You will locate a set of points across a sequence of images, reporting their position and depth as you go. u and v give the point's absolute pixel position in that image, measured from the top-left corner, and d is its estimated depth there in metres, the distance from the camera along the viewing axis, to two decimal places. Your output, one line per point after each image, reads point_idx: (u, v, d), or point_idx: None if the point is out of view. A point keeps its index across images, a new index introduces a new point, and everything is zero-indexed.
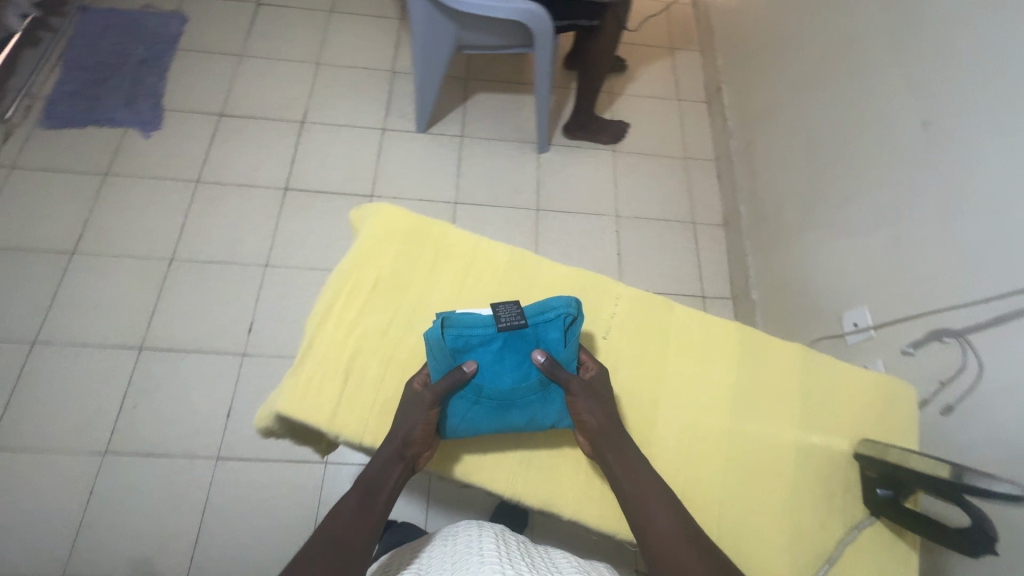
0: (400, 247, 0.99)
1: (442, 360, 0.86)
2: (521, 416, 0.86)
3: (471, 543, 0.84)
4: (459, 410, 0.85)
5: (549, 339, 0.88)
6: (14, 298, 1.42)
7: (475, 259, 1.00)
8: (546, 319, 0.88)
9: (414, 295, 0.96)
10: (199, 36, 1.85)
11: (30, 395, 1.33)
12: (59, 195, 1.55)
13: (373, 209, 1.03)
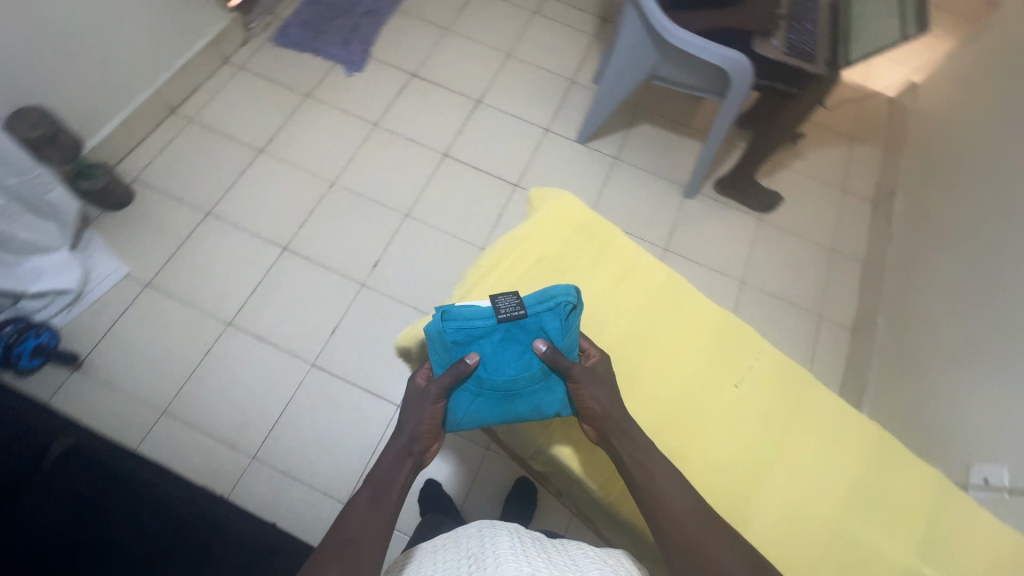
0: (570, 235, 1.05)
1: (446, 354, 0.89)
2: (526, 406, 0.90)
3: (486, 543, 0.80)
4: (462, 403, 0.90)
5: (549, 329, 0.89)
6: (206, 171, 1.65)
7: (633, 269, 1.05)
8: (547, 308, 0.89)
9: (569, 281, 1.02)
10: (418, 3, 2.05)
11: (191, 255, 1.53)
12: (267, 101, 1.79)
13: (554, 193, 1.11)
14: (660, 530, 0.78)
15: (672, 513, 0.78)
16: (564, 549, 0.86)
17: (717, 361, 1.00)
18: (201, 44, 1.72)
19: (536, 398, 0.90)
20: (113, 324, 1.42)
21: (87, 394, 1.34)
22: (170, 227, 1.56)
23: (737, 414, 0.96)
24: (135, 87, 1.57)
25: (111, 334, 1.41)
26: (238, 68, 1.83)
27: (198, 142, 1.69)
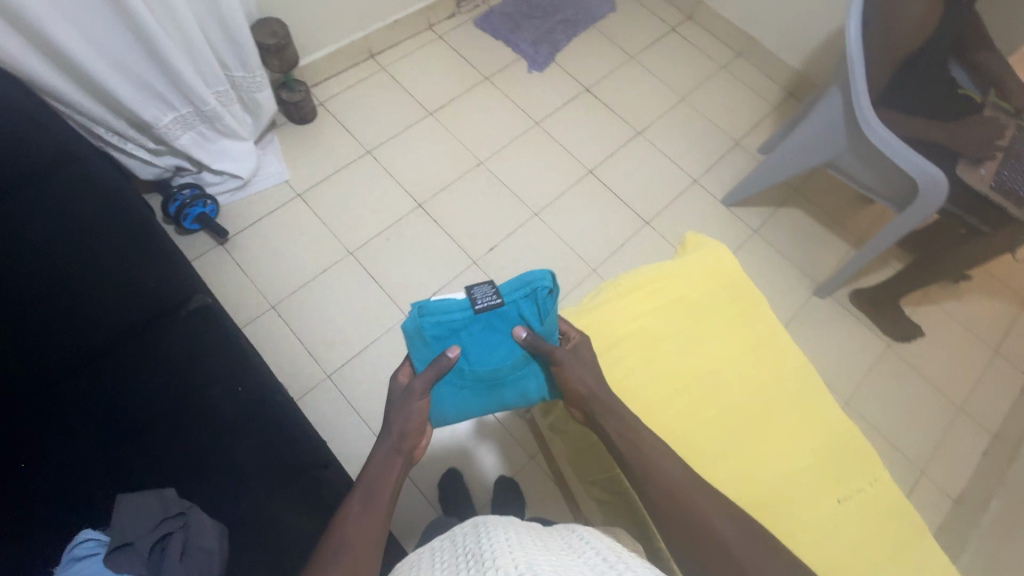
0: (717, 287, 1.05)
1: (427, 349, 0.90)
2: (507, 389, 0.99)
3: (483, 540, 0.74)
4: (447, 392, 0.96)
5: (528, 314, 0.91)
6: (379, 116, 1.80)
7: (769, 342, 1.02)
8: (523, 294, 0.90)
9: (702, 329, 1.00)
10: (613, 27, 2.11)
11: (341, 182, 1.68)
12: (451, 72, 1.92)
13: (710, 244, 1.11)
14: (659, 511, 0.77)
15: (669, 490, 0.78)
16: (560, 537, 0.81)
17: (829, 468, 0.93)
18: (416, 7, 1.89)
19: (517, 381, 0.99)
20: (261, 218, 1.59)
21: (221, 270, 1.51)
22: (334, 153, 1.72)
23: (836, 530, 0.88)
24: (351, 26, 1.76)
25: (256, 226, 1.58)
26: (437, 37, 1.98)
27: (382, 89, 1.85)
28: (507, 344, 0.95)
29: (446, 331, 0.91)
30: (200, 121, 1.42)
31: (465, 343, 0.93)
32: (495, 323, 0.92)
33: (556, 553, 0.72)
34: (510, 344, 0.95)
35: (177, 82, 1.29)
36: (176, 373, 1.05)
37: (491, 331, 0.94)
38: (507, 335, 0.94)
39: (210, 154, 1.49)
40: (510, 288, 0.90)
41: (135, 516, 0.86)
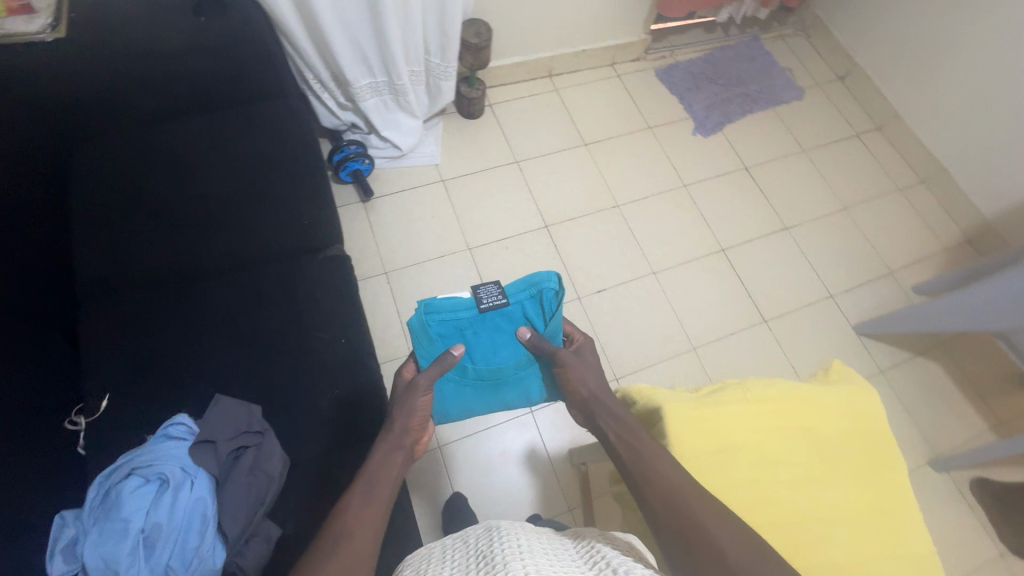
0: (853, 433, 0.88)
1: (434, 346, 1.06)
2: (510, 390, 1.12)
3: (495, 541, 0.73)
4: (450, 389, 1.09)
5: (529, 314, 1.11)
6: (538, 131, 1.85)
7: (899, 525, 0.82)
8: (527, 296, 1.11)
9: (823, 476, 0.83)
10: (794, 115, 2.03)
11: (483, 181, 1.74)
12: (617, 111, 1.93)
13: (858, 382, 0.94)
14: None
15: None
16: (568, 543, 0.78)
17: None
18: (607, 42, 1.94)
19: (518, 383, 1.12)
20: (403, 191, 1.69)
21: (355, 226, 1.62)
22: (486, 153, 1.79)
23: None
24: (542, 43, 1.84)
25: (397, 196, 1.68)
26: (615, 75, 2.01)
27: (548, 108, 1.90)
28: (508, 345, 1.11)
29: (453, 328, 1.09)
30: (388, 91, 1.54)
31: (470, 337, 1.10)
32: (499, 323, 1.10)
33: (564, 561, 0.71)
34: (511, 345, 1.11)
35: (383, 51, 1.41)
36: (294, 308, 1.10)
37: (495, 332, 1.11)
38: (509, 336, 1.11)
39: (384, 121, 1.60)
40: (514, 290, 1.10)
41: (221, 420, 0.93)
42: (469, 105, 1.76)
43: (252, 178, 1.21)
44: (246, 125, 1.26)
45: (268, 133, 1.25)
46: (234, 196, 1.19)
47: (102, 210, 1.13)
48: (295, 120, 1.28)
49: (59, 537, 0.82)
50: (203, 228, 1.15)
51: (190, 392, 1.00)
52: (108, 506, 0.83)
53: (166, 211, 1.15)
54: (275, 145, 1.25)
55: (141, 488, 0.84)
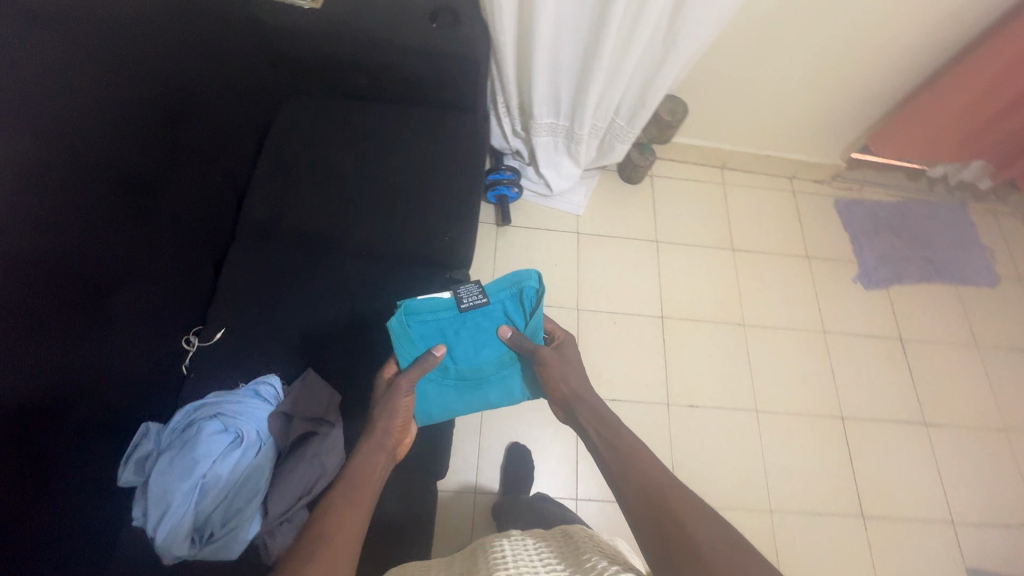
0: None
1: (413, 347, 1.03)
2: (491, 388, 1.11)
3: (486, 556, 0.81)
4: (432, 387, 1.07)
5: (509, 312, 1.08)
6: (689, 219, 1.77)
7: None
8: (506, 294, 1.07)
9: None
10: (979, 302, 1.77)
11: (617, 248, 1.69)
12: (779, 227, 1.80)
13: None
14: None
15: None
16: (559, 540, 0.86)
17: None
18: (796, 156, 1.82)
19: (500, 382, 1.11)
20: (537, 229, 1.68)
21: (480, 246, 1.65)
22: (630, 222, 1.74)
23: None
24: (730, 135, 1.76)
25: (531, 232, 1.68)
26: (792, 189, 1.87)
27: (709, 199, 1.81)
28: (488, 344, 1.09)
29: (433, 329, 1.05)
30: (565, 135, 1.54)
31: (449, 335, 1.07)
32: (480, 322, 1.07)
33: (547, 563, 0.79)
34: (491, 345, 1.09)
35: (578, 101, 1.41)
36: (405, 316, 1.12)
37: (475, 332, 1.08)
38: (490, 335, 1.09)
39: (547, 160, 1.60)
40: (494, 288, 1.07)
41: (304, 399, 0.96)
42: (631, 171, 1.72)
43: (416, 179, 1.25)
44: (430, 128, 1.31)
45: (446, 142, 1.30)
46: (394, 189, 1.23)
47: (285, 164, 1.22)
48: (473, 139, 1.32)
49: (136, 447, 0.87)
50: (358, 209, 1.21)
51: (289, 356, 1.06)
52: (186, 440, 0.87)
53: (334, 183, 1.22)
54: (447, 155, 1.29)
55: (218, 435, 0.88)
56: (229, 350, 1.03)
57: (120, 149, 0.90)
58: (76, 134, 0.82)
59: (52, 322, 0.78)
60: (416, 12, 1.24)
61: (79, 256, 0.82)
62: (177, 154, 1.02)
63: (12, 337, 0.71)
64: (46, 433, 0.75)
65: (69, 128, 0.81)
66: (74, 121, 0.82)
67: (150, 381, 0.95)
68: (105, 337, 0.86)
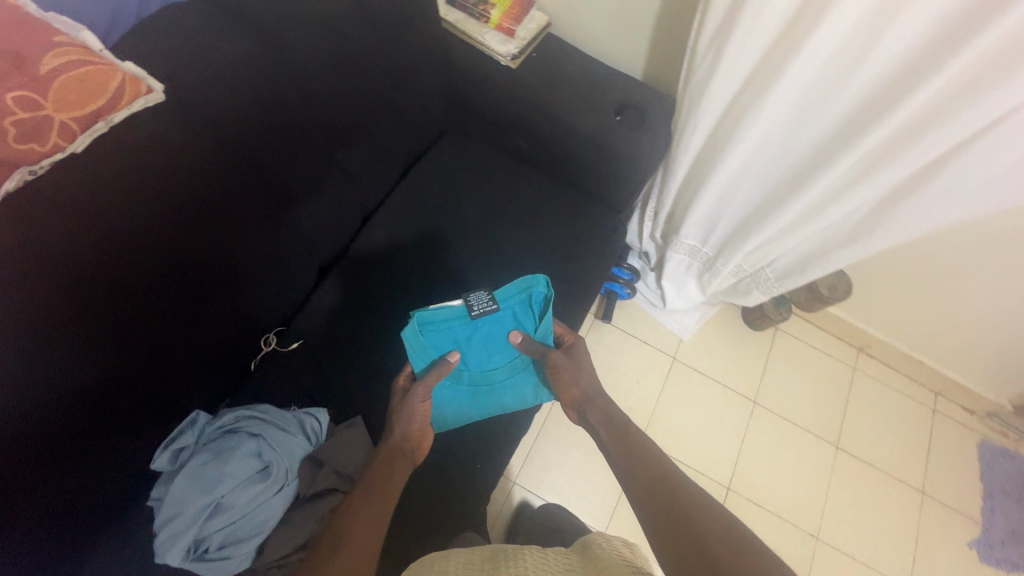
0: None
1: (426, 353, 1.02)
2: (505, 393, 1.09)
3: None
4: (449, 393, 1.07)
5: (520, 317, 1.08)
6: (799, 392, 1.56)
7: None
8: (517, 299, 1.08)
9: None
10: None
11: (706, 391, 1.54)
12: (899, 444, 1.54)
13: None
14: None
15: None
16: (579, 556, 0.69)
17: None
18: (950, 373, 1.55)
19: (514, 387, 1.10)
20: (633, 339, 1.57)
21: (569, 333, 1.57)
22: (732, 370, 1.57)
23: None
24: (882, 323, 1.53)
25: (624, 337, 1.57)
26: (930, 407, 1.59)
27: (829, 379, 1.59)
28: (499, 350, 1.09)
29: (446, 336, 1.05)
30: (704, 265, 1.41)
31: (462, 343, 1.07)
32: (492, 329, 1.08)
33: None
34: (500, 351, 1.09)
35: (734, 241, 1.28)
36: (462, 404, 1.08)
37: (486, 339, 1.08)
38: (501, 342, 1.09)
39: (673, 276, 1.47)
40: (504, 295, 1.06)
41: (340, 454, 0.93)
42: (753, 319, 1.57)
43: (534, 261, 1.19)
44: (570, 214, 1.24)
45: (581, 236, 1.23)
46: (511, 264, 1.18)
47: (420, 200, 1.21)
48: (608, 241, 1.24)
49: (178, 434, 0.89)
50: (468, 270, 1.16)
51: (344, 391, 1.03)
52: (221, 449, 0.86)
53: (456, 232, 1.19)
54: (576, 249, 1.21)
55: (248, 458, 0.86)
56: (297, 368, 1.03)
57: (274, 165, 0.92)
58: (238, 147, 0.86)
59: (150, 313, 0.81)
60: (602, 100, 1.18)
61: (205, 251, 0.85)
62: (327, 172, 1.03)
63: (106, 324, 0.76)
64: (106, 412, 0.79)
65: (232, 140, 0.85)
66: (240, 134, 0.85)
67: (220, 377, 0.98)
68: (193, 331, 0.88)
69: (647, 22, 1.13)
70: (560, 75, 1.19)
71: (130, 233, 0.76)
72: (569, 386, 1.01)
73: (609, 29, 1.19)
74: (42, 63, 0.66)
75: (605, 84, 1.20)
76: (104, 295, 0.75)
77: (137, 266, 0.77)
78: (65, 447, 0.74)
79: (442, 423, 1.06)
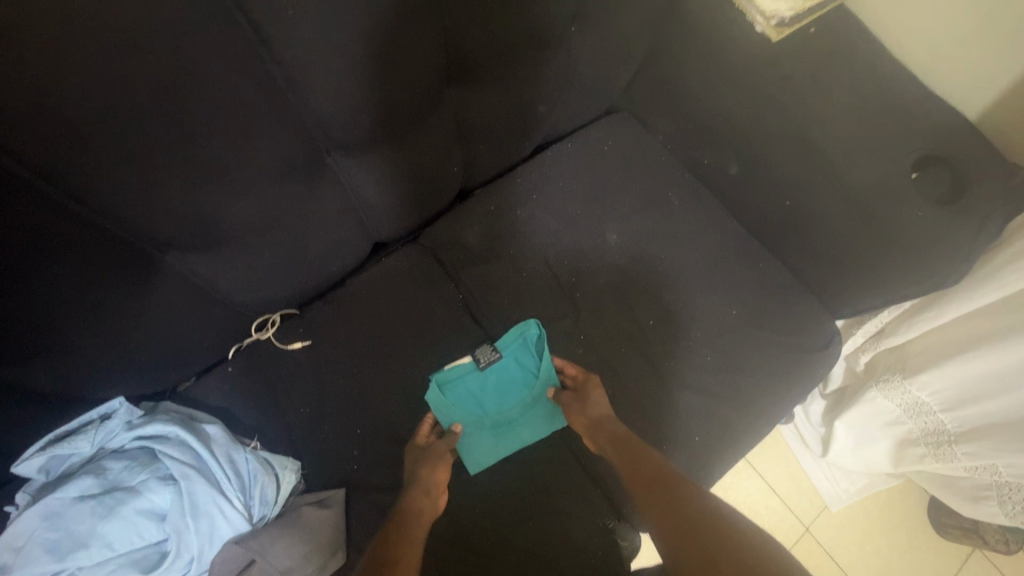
0: None
1: (449, 412, 0.69)
2: (529, 427, 0.71)
3: None
4: (472, 450, 0.69)
5: (527, 359, 0.73)
6: None
7: None
8: (522, 341, 0.73)
9: None
10: None
11: None
12: None
13: None
14: None
15: None
16: None
17: None
18: None
19: (536, 417, 0.71)
20: (758, 481, 1.09)
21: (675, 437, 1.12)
22: None
23: None
24: None
25: (749, 473, 1.10)
26: None
27: None
28: (516, 389, 0.72)
29: (464, 394, 0.70)
30: (923, 438, 0.90)
31: (480, 395, 0.71)
32: (502, 376, 0.72)
33: None
34: (520, 389, 0.72)
35: (1012, 438, 0.77)
36: (487, 538, 0.65)
37: (502, 382, 0.72)
38: (515, 385, 0.72)
39: (859, 425, 0.96)
40: (509, 337, 0.72)
41: (293, 549, 0.58)
42: (941, 525, 1.05)
43: (683, 348, 0.75)
44: (764, 295, 0.78)
45: (769, 335, 0.77)
46: (648, 338, 0.76)
47: (547, 196, 0.81)
48: (809, 358, 0.77)
49: (78, 428, 0.58)
50: (580, 325, 0.76)
51: (342, 435, 0.68)
52: (119, 483, 0.55)
53: (584, 258, 0.79)
54: (753, 352, 0.76)
55: (144, 522, 0.54)
56: (293, 380, 0.69)
57: (351, 91, 0.53)
58: (288, 42, 0.46)
59: (48, 272, 0.46)
60: (902, 139, 0.69)
61: (198, 194, 0.50)
62: (427, 119, 0.64)
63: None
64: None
65: (282, 27, 0.45)
66: (303, 23, 0.45)
67: (182, 362, 0.65)
68: (145, 299, 0.55)
69: None
70: (841, 75, 0.72)
71: (15, 135, 0.38)
72: (639, 463, 0.63)
73: (955, 27, 0.69)
74: None
75: (914, 112, 0.70)
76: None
77: (25, 195, 0.41)
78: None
79: (476, 467, 0.68)
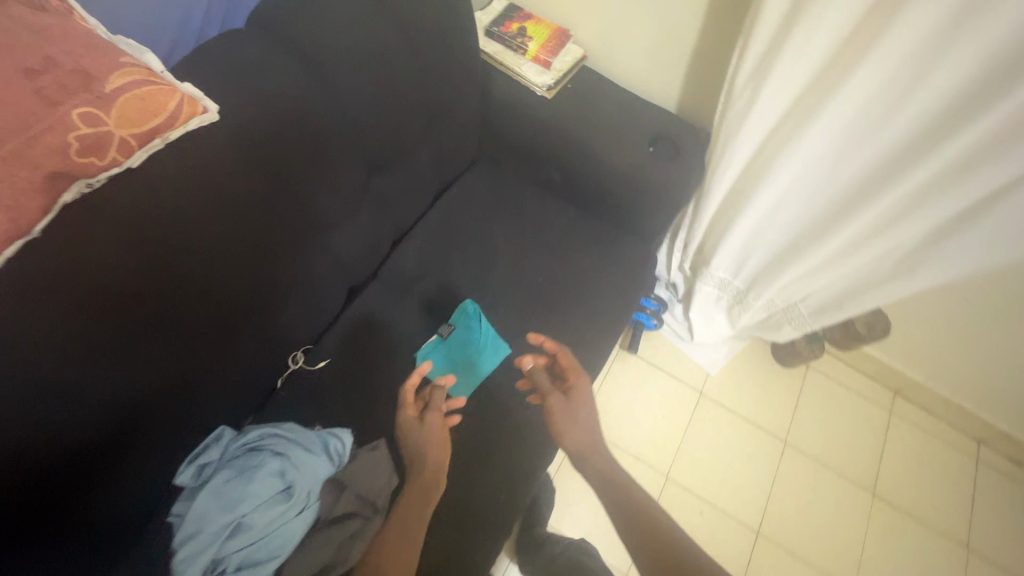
0: None
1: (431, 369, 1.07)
2: (483, 361, 1.09)
3: None
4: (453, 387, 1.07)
5: (472, 324, 1.11)
6: (834, 434, 1.51)
7: None
8: (466, 316, 1.11)
9: None
10: None
11: (734, 428, 1.49)
12: (941, 493, 1.46)
13: None
14: None
15: None
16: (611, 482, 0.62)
17: None
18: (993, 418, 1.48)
19: (487, 354, 1.10)
20: (659, 372, 1.54)
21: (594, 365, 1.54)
22: (762, 407, 1.52)
23: None
24: (918, 364, 1.48)
25: (651, 370, 1.55)
26: (973, 456, 1.52)
27: (861, 423, 1.53)
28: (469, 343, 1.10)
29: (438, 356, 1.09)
30: (733, 300, 1.38)
31: (448, 354, 1.09)
32: (458, 338, 1.10)
33: None
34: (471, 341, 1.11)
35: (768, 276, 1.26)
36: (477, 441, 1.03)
37: (459, 341, 1.10)
38: (468, 340, 1.10)
39: (701, 308, 1.43)
40: (455, 315, 1.12)
41: (366, 476, 0.93)
42: (781, 358, 1.55)
43: (563, 288, 1.19)
44: (600, 242, 1.25)
45: (610, 264, 1.23)
46: (540, 292, 1.18)
47: (450, 226, 1.23)
48: (638, 270, 1.24)
49: (203, 450, 0.89)
50: (496, 294, 1.17)
51: (368, 407, 1.03)
52: (245, 466, 0.85)
53: (486, 255, 1.21)
54: (604, 277, 1.21)
55: (271, 480, 0.84)
56: (324, 385, 1.04)
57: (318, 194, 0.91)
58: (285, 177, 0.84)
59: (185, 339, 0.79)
60: (635, 130, 1.19)
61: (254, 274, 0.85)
62: (364, 200, 1.04)
63: (138, 356, 0.74)
64: (125, 442, 0.78)
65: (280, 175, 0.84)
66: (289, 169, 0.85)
67: (248, 393, 0.98)
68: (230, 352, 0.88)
69: (683, 55, 1.14)
70: (593, 106, 1.21)
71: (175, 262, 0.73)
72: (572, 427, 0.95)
73: (642, 64, 1.21)
74: (109, 82, 0.58)
75: (639, 115, 1.21)
76: (134, 328, 0.72)
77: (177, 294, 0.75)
78: (70, 472, 0.72)
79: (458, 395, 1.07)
